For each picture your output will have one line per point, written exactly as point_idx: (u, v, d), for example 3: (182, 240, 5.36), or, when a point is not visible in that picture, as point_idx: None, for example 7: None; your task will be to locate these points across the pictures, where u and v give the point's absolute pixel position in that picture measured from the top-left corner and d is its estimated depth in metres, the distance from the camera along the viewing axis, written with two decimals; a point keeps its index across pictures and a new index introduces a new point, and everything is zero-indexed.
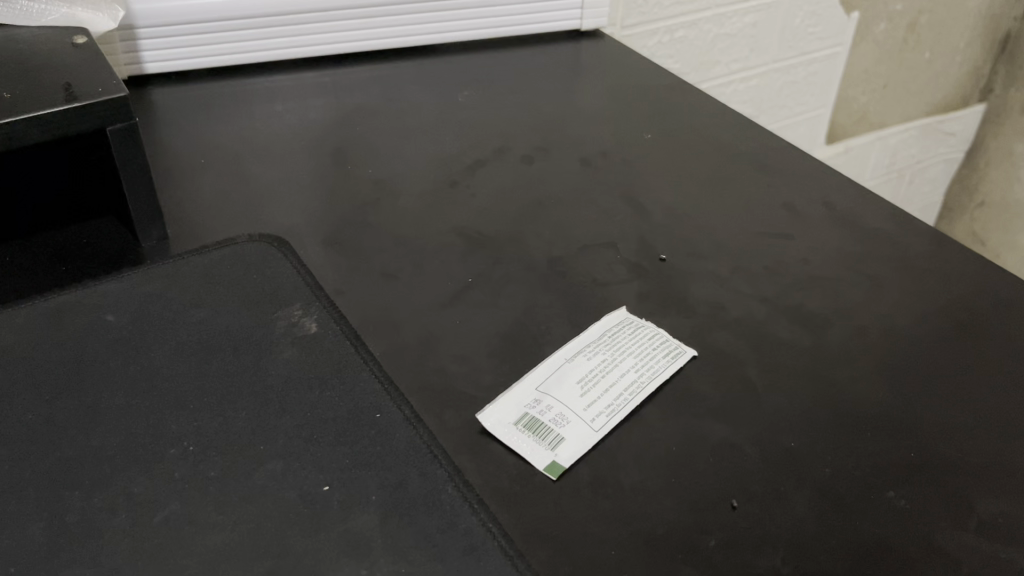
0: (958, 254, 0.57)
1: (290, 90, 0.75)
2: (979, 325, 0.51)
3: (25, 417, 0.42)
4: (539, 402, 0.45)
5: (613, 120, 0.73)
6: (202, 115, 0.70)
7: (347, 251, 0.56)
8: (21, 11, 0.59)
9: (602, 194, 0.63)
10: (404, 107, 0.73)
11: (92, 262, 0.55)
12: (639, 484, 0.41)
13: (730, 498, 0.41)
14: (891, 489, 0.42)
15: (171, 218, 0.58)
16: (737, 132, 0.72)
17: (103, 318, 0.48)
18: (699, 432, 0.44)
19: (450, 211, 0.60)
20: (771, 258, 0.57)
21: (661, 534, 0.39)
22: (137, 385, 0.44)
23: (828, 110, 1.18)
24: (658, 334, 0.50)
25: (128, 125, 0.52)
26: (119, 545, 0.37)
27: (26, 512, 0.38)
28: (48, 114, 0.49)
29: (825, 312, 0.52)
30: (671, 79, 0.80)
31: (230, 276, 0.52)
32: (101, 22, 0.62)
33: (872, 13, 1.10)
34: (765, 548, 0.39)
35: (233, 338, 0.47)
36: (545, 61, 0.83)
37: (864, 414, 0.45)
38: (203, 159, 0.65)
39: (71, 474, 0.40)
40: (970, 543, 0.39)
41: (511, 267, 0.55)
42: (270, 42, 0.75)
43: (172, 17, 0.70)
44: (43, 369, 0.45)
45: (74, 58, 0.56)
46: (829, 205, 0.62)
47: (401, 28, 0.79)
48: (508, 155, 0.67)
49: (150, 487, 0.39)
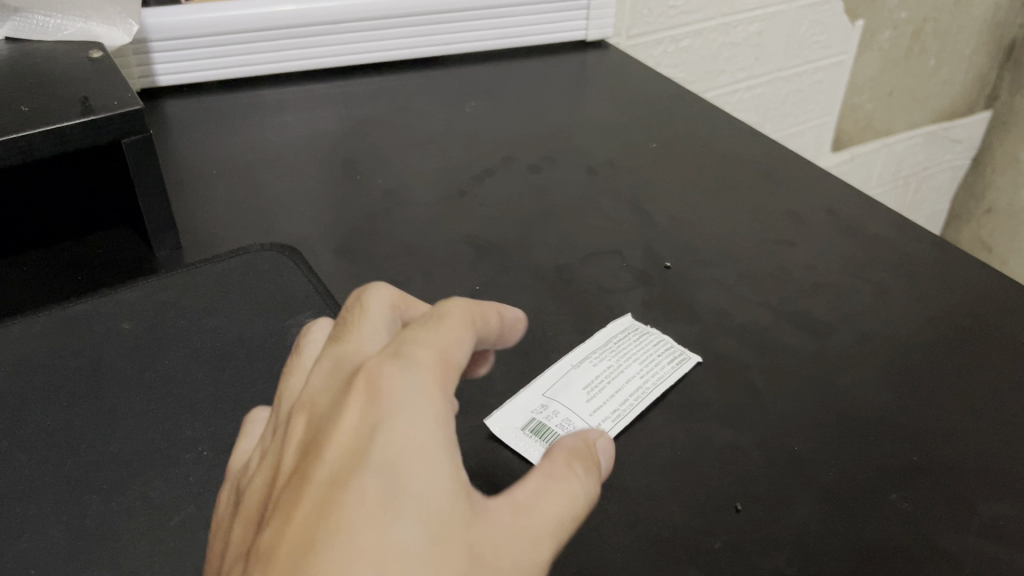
0: (962, 261, 0.58)
1: (300, 101, 0.76)
2: (981, 329, 0.52)
3: (43, 424, 0.43)
4: (546, 408, 0.46)
5: (618, 129, 0.74)
6: (213, 126, 0.72)
7: (358, 260, 0.57)
8: (38, 26, 0.61)
9: (607, 201, 0.64)
10: (412, 117, 0.74)
11: (108, 271, 0.56)
12: (645, 487, 0.42)
13: (734, 501, 0.41)
14: (895, 492, 0.42)
15: (184, 228, 0.59)
16: (741, 141, 0.72)
17: (120, 325, 0.49)
18: (704, 436, 0.45)
19: (458, 219, 0.61)
20: (775, 265, 0.57)
21: (667, 536, 0.40)
22: (153, 391, 0.45)
23: (833, 118, 1.19)
24: (664, 341, 0.50)
25: (144, 137, 0.53)
26: (135, 548, 0.38)
27: (46, 515, 0.39)
28: (65, 127, 0.50)
29: (829, 318, 0.53)
30: (675, 89, 0.81)
31: (243, 284, 0.53)
32: (115, 36, 0.63)
33: (878, 21, 1.11)
34: (770, 550, 0.39)
35: (247, 346, 0.48)
36: (551, 71, 0.84)
37: (867, 418, 0.46)
38: (215, 169, 0.66)
39: (89, 478, 0.41)
40: (971, 544, 0.40)
41: (519, 274, 0.56)
42: (281, 54, 0.77)
43: (183, 31, 0.71)
44: (61, 376, 0.46)
45: (90, 72, 0.57)
46: (833, 212, 0.63)
47: (409, 40, 0.80)
48: (515, 164, 0.68)
49: (166, 491, 0.40)
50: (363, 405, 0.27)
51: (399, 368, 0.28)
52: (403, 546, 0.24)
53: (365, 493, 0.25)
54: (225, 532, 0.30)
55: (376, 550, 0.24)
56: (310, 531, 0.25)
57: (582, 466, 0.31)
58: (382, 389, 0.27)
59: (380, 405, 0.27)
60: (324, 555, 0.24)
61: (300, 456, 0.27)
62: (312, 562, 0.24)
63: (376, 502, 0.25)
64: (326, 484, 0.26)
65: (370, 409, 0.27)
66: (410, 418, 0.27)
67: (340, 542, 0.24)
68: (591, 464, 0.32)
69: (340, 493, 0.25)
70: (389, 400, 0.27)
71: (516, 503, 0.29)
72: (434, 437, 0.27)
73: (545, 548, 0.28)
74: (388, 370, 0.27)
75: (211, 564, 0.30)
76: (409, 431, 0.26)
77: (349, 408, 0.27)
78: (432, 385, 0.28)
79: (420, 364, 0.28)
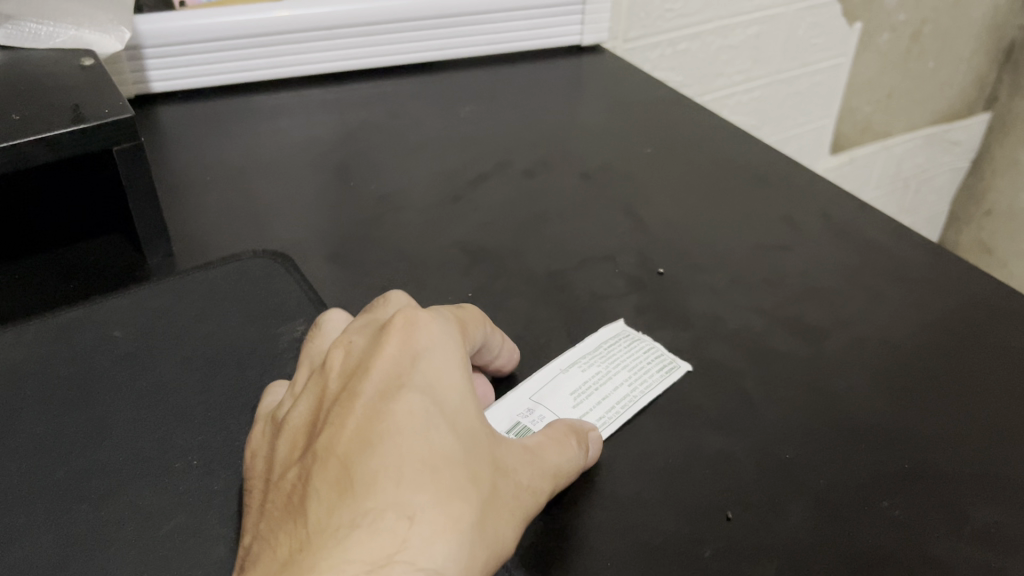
0: (957, 266, 0.58)
1: (294, 107, 0.76)
2: (976, 335, 0.52)
3: (34, 432, 0.43)
4: (532, 411, 0.45)
5: (612, 134, 0.74)
6: (207, 133, 0.72)
7: (350, 266, 0.57)
8: (31, 34, 0.61)
9: (602, 207, 0.64)
10: (406, 122, 0.74)
11: (102, 278, 0.56)
12: (637, 494, 0.42)
13: (724, 510, 0.41)
14: (885, 499, 0.42)
15: (178, 235, 0.59)
16: (736, 146, 0.72)
17: (112, 333, 0.49)
18: (695, 443, 0.44)
19: (453, 225, 0.61)
20: (770, 270, 0.57)
21: (658, 544, 0.39)
22: (144, 399, 0.45)
23: (831, 120, 1.19)
24: (654, 348, 0.50)
25: (136, 144, 0.53)
26: (125, 557, 0.37)
27: (35, 524, 0.39)
28: (56, 135, 0.50)
29: (823, 324, 0.53)
30: (670, 93, 0.80)
31: (235, 291, 0.53)
32: (108, 44, 0.64)
33: (875, 24, 1.10)
34: (761, 558, 0.39)
35: (238, 353, 0.48)
36: (546, 76, 0.84)
37: (860, 425, 0.46)
38: (208, 176, 0.66)
39: (79, 487, 0.40)
40: (964, 552, 0.39)
41: (512, 280, 0.56)
42: (276, 60, 0.77)
43: (177, 38, 0.71)
44: (52, 384, 0.46)
45: (83, 79, 0.57)
46: (828, 218, 0.63)
47: (403, 46, 0.80)
48: (509, 170, 0.68)
49: (157, 499, 0.40)
50: (400, 341, 0.35)
51: (429, 318, 0.36)
52: (444, 445, 0.32)
53: (412, 405, 0.33)
54: (267, 454, 0.36)
55: (427, 445, 0.32)
56: (368, 433, 0.32)
57: (576, 440, 0.40)
58: (420, 331, 0.36)
59: (418, 341, 0.35)
60: (385, 448, 0.32)
61: (345, 383, 0.35)
62: (373, 454, 0.31)
63: (422, 411, 0.33)
64: (378, 398, 0.33)
65: (409, 344, 0.35)
66: (443, 354, 0.35)
67: (397, 437, 0.32)
68: (584, 443, 0.41)
69: (392, 403, 0.33)
70: (424, 340, 0.35)
71: (527, 449, 0.37)
72: (459, 371, 0.35)
73: (547, 480, 0.37)
74: (420, 316, 0.36)
75: (250, 484, 0.36)
76: (442, 364, 0.35)
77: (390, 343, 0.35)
78: (455, 335, 0.37)
79: (444, 319, 0.37)
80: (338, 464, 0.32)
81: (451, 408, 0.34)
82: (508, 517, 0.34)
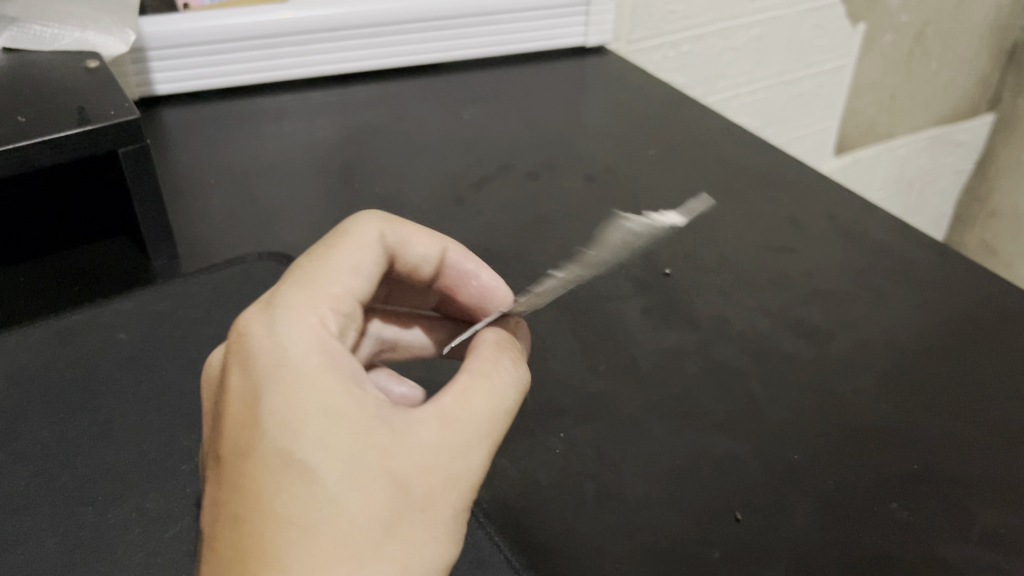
0: (964, 267, 0.57)
1: (297, 109, 0.76)
2: (982, 336, 0.51)
3: (38, 436, 0.43)
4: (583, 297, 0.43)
5: (616, 135, 0.73)
6: (209, 135, 0.72)
7: None
8: (34, 36, 0.61)
9: (605, 209, 0.64)
10: (409, 123, 0.74)
11: (105, 280, 0.56)
12: (643, 496, 0.42)
13: (733, 511, 0.41)
14: (894, 500, 0.42)
15: (183, 237, 0.59)
16: (740, 147, 0.72)
17: (116, 335, 0.49)
18: (702, 445, 0.44)
19: (457, 227, 0.61)
20: (775, 271, 0.57)
21: (665, 545, 0.39)
22: (149, 402, 0.45)
23: (835, 122, 1.18)
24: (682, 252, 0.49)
25: (140, 147, 0.53)
26: (131, 560, 0.37)
27: (40, 529, 0.39)
28: (61, 138, 0.50)
29: (829, 325, 0.52)
30: (674, 94, 0.80)
31: (241, 292, 0.53)
32: (112, 46, 0.63)
33: (880, 25, 1.10)
34: (769, 561, 0.39)
35: None
36: (548, 78, 0.84)
37: (866, 426, 0.45)
38: (211, 179, 0.66)
39: (83, 491, 0.40)
40: (972, 554, 0.39)
41: (517, 282, 0.56)
42: (278, 62, 0.77)
43: (180, 40, 0.71)
44: (57, 387, 0.46)
45: (87, 82, 0.57)
46: (833, 219, 0.62)
47: (407, 47, 0.80)
48: (512, 172, 0.68)
49: (162, 502, 0.40)
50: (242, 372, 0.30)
51: (268, 320, 0.30)
52: (315, 494, 0.27)
53: (265, 458, 0.28)
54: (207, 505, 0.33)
55: (292, 502, 0.27)
56: (229, 509, 0.28)
57: (508, 358, 0.34)
58: (260, 347, 0.29)
59: (259, 367, 0.29)
60: (248, 522, 0.27)
61: (213, 431, 0.30)
62: (238, 530, 0.27)
63: (277, 462, 0.27)
64: (235, 454, 0.28)
65: (250, 370, 0.29)
66: (291, 370, 0.29)
67: (258, 504, 0.27)
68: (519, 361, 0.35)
69: (247, 459, 0.28)
70: (265, 359, 0.29)
71: (441, 419, 0.30)
72: (319, 377, 0.29)
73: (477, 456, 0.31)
74: (256, 326, 0.30)
75: None
76: (291, 380, 0.29)
77: (233, 377, 0.30)
78: (307, 324, 0.30)
79: (291, 307, 0.30)
80: (213, 548, 0.28)
81: (316, 436, 0.28)
82: (427, 530, 0.29)
